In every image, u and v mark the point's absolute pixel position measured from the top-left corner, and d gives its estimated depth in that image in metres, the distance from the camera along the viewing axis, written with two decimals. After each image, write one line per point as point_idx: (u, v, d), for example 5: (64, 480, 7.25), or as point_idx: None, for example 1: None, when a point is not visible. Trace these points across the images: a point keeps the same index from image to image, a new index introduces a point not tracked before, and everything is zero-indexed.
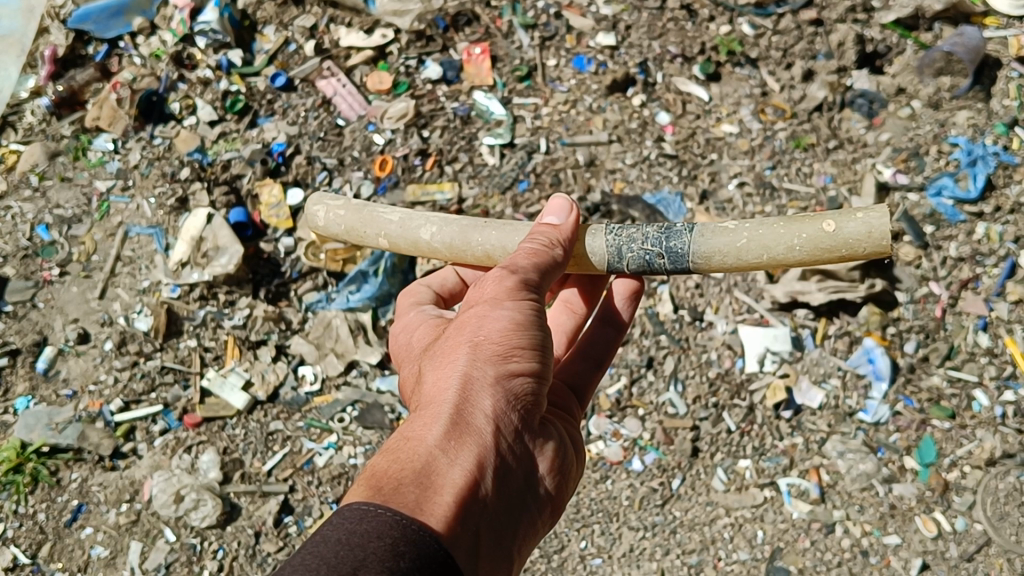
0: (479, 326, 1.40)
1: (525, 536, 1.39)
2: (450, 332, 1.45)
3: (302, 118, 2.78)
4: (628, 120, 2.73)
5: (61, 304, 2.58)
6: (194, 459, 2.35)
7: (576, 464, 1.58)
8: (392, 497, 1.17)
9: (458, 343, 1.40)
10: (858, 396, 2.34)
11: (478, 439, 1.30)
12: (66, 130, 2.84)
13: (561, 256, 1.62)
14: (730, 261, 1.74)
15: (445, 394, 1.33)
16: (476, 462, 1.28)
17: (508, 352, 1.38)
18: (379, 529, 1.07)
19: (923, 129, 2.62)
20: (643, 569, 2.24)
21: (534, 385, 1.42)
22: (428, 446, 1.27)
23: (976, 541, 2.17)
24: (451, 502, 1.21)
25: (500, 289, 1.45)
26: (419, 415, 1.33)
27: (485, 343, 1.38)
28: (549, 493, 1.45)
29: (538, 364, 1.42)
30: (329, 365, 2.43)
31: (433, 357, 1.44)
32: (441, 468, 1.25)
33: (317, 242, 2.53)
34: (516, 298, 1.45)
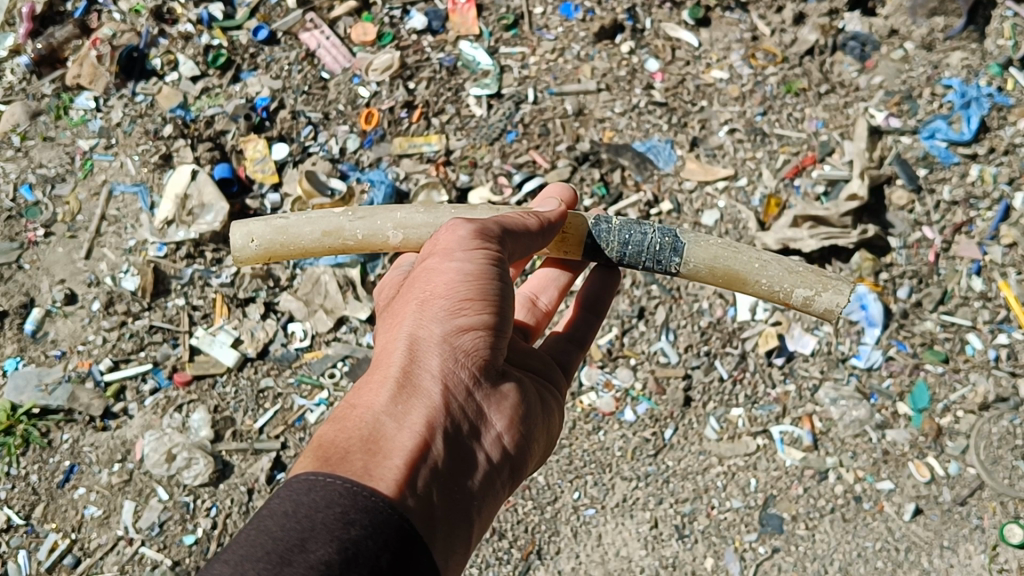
0: (428, 281, 1.38)
1: (488, 495, 1.36)
2: (402, 292, 1.41)
3: (285, 72, 2.74)
4: (617, 67, 2.70)
5: (47, 265, 2.55)
6: (185, 418, 2.33)
7: (545, 419, 1.54)
8: (339, 464, 1.14)
9: (407, 300, 1.38)
10: (850, 341, 2.33)
11: (426, 401, 1.29)
12: (47, 89, 2.80)
13: (534, 227, 1.59)
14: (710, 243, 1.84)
15: (392, 357, 1.32)
16: (425, 423, 1.27)
17: (458, 306, 1.33)
18: (328, 499, 1.06)
19: (917, 71, 2.61)
20: (636, 518, 2.22)
21: (491, 340, 1.38)
22: (375, 413, 1.25)
23: (969, 485, 2.17)
24: (402, 465, 1.19)
25: (452, 240, 1.41)
26: (367, 381, 1.31)
27: (433, 300, 1.35)
28: (515, 453, 1.42)
29: (495, 316, 1.38)
30: (319, 322, 2.42)
31: (387, 316, 1.42)
32: (389, 433, 1.23)
33: (303, 197, 2.51)
34: (470, 251, 1.39)
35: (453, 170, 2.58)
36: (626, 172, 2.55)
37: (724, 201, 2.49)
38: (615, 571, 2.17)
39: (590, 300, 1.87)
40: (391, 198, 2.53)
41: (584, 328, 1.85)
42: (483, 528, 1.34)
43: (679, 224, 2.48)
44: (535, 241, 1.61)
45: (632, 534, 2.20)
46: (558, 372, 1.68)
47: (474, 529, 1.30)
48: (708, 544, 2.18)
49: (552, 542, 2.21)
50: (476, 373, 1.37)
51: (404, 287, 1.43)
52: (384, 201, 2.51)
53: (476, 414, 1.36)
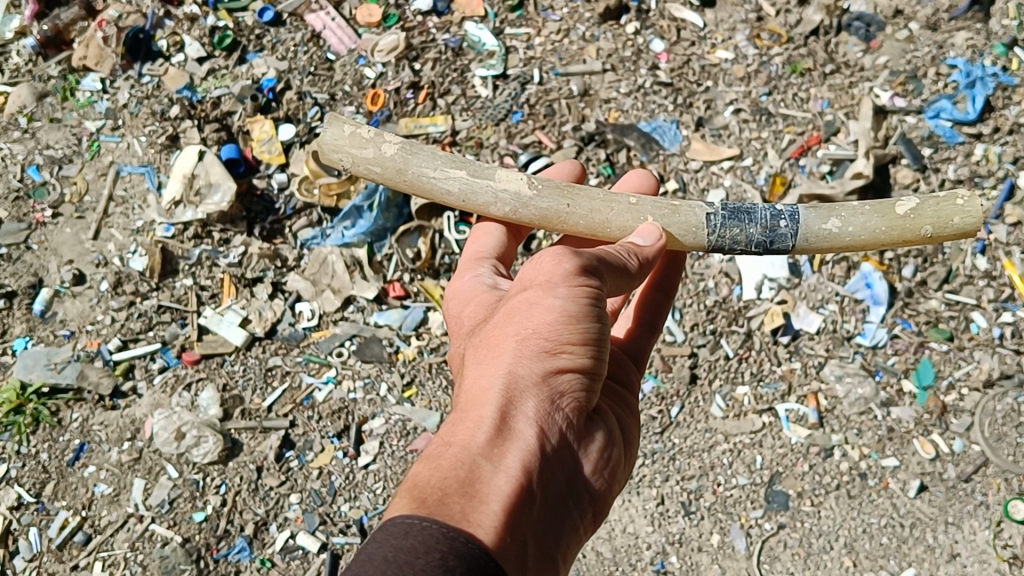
0: (526, 315, 1.29)
1: (570, 535, 1.32)
2: (495, 323, 1.34)
3: (291, 53, 2.75)
4: (622, 48, 2.70)
5: (55, 246, 2.56)
6: (193, 397, 2.35)
7: (623, 453, 1.49)
8: (437, 509, 1.10)
9: (506, 333, 1.30)
10: (855, 320, 2.34)
11: (521, 443, 1.22)
12: (53, 71, 2.81)
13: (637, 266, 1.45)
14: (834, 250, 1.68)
15: (488, 394, 1.24)
16: (522, 466, 1.21)
17: (556, 347, 1.27)
18: (426, 544, 1.01)
19: (921, 51, 2.62)
20: (643, 495, 2.23)
21: (583, 378, 1.31)
22: (472, 451, 1.19)
23: (973, 462, 2.18)
24: (500, 512, 1.14)
25: (556, 270, 1.30)
26: (461, 416, 1.25)
27: (532, 338, 1.27)
28: (593, 491, 1.38)
29: (590, 358, 1.31)
30: (326, 301, 2.44)
31: (479, 344, 1.34)
32: (486, 474, 1.17)
33: (310, 177, 2.51)
34: (576, 284, 1.29)
35: (459, 151, 2.60)
36: (632, 153, 2.55)
37: (729, 180, 2.50)
38: (622, 547, 2.19)
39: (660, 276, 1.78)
40: None
41: (656, 308, 1.76)
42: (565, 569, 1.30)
43: None
44: (632, 283, 1.46)
45: (639, 511, 2.22)
46: (625, 391, 1.61)
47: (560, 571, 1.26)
48: (714, 521, 2.19)
49: None
50: (567, 414, 1.31)
51: (498, 316, 1.35)
52: None
53: (563, 454, 1.31)
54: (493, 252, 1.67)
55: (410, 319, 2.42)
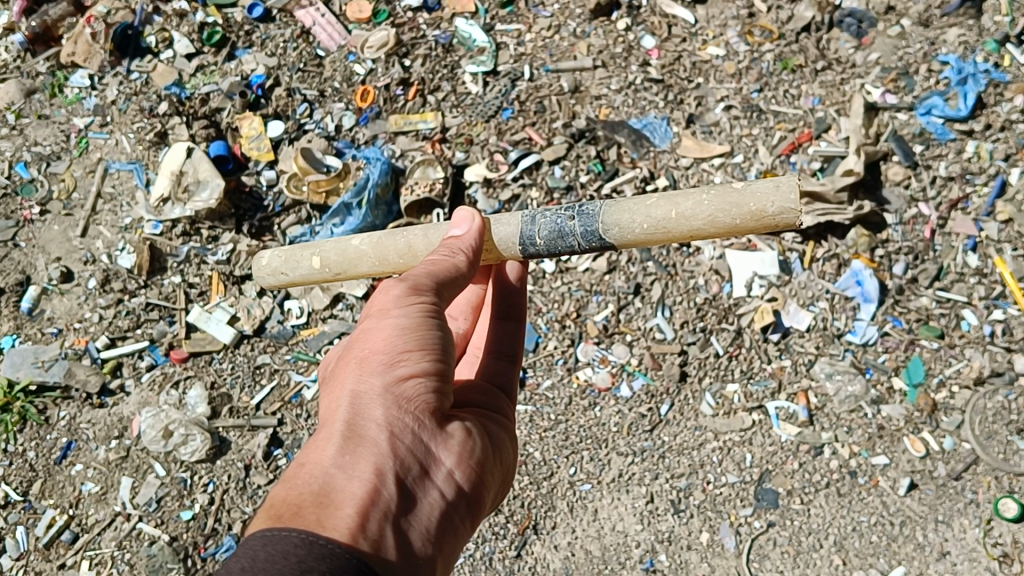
0: (365, 340, 1.31)
1: (451, 541, 1.27)
2: (342, 356, 1.34)
3: (280, 49, 2.75)
4: (613, 44, 2.69)
5: (43, 243, 2.56)
6: (181, 395, 2.33)
7: (503, 460, 1.45)
8: (291, 519, 1.08)
9: (348, 361, 1.30)
10: (846, 317, 2.33)
11: (375, 448, 1.20)
12: (42, 67, 2.82)
13: (465, 262, 1.43)
14: (640, 227, 1.42)
15: (334, 415, 1.23)
16: (377, 470, 1.19)
17: (396, 358, 1.27)
18: (283, 550, 1.01)
19: (914, 48, 2.60)
20: (632, 493, 2.23)
21: (435, 385, 1.30)
22: (325, 465, 1.17)
23: (964, 460, 2.18)
24: (356, 513, 1.12)
25: (388, 297, 1.34)
26: (314, 442, 1.23)
27: (371, 356, 1.28)
28: (474, 495, 1.33)
29: (436, 363, 1.30)
30: (315, 299, 2.41)
31: (328, 383, 1.34)
32: (340, 484, 1.15)
33: (298, 174, 2.50)
34: (406, 304, 1.32)
35: (450, 147, 2.58)
36: (622, 149, 2.54)
37: (719, 177, 2.49)
38: (611, 546, 2.18)
39: (502, 306, 1.69)
40: (387, 173, 2.48)
41: (512, 339, 1.66)
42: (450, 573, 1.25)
43: None
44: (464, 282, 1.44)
45: (628, 509, 2.21)
46: (500, 405, 1.55)
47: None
48: (704, 519, 2.18)
49: (549, 517, 2.23)
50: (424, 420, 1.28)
51: (347, 349, 1.35)
52: (381, 175, 2.46)
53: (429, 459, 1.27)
54: None
55: None
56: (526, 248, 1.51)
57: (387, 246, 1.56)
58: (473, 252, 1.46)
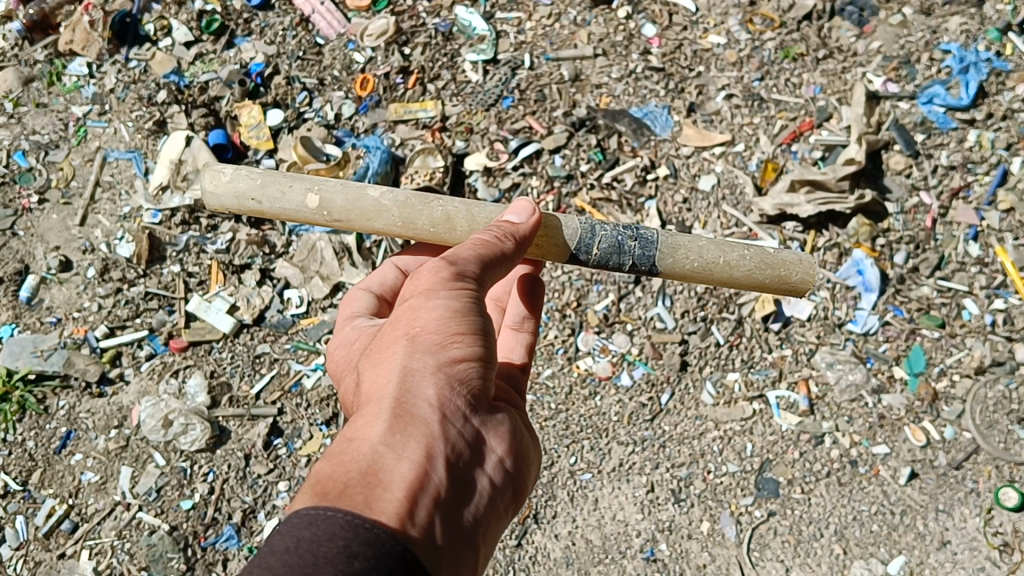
0: (413, 317, 1.30)
1: (487, 525, 1.28)
2: (385, 331, 1.33)
3: (279, 37, 2.73)
4: (614, 32, 2.68)
5: (41, 232, 2.55)
6: (181, 384, 2.33)
7: (534, 448, 1.47)
8: (339, 498, 1.07)
9: (396, 335, 1.29)
10: (847, 307, 2.32)
11: (423, 429, 1.20)
12: (39, 55, 2.80)
13: (515, 248, 1.45)
14: (690, 263, 1.67)
15: (383, 391, 1.23)
16: (424, 453, 1.18)
17: (446, 340, 1.26)
18: (330, 532, 1.00)
19: (915, 36, 2.59)
20: (632, 483, 2.22)
21: (479, 370, 1.29)
22: (372, 443, 1.17)
23: (965, 450, 2.18)
24: (404, 496, 1.12)
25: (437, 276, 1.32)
26: (358, 417, 1.23)
27: (421, 334, 1.26)
28: (506, 480, 1.34)
29: (483, 349, 1.30)
30: (315, 288, 2.41)
31: (371, 356, 1.33)
32: (388, 465, 1.15)
33: (299, 162, 2.49)
34: (455, 286, 1.31)
35: (449, 136, 2.57)
36: (623, 138, 2.54)
37: (720, 166, 2.48)
38: (611, 535, 2.18)
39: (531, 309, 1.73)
40: (386, 162, 2.48)
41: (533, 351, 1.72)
42: (483, 558, 1.26)
43: (676, 190, 2.47)
44: (510, 266, 1.46)
45: (629, 498, 2.21)
46: (520, 398, 1.57)
47: (477, 561, 1.23)
48: (704, 508, 2.18)
49: (549, 506, 2.22)
50: (467, 404, 1.28)
51: (390, 322, 1.34)
52: (380, 165, 2.46)
53: (470, 441, 1.28)
54: (366, 312, 1.66)
55: None
56: (578, 255, 1.65)
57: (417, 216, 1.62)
58: (525, 240, 1.49)
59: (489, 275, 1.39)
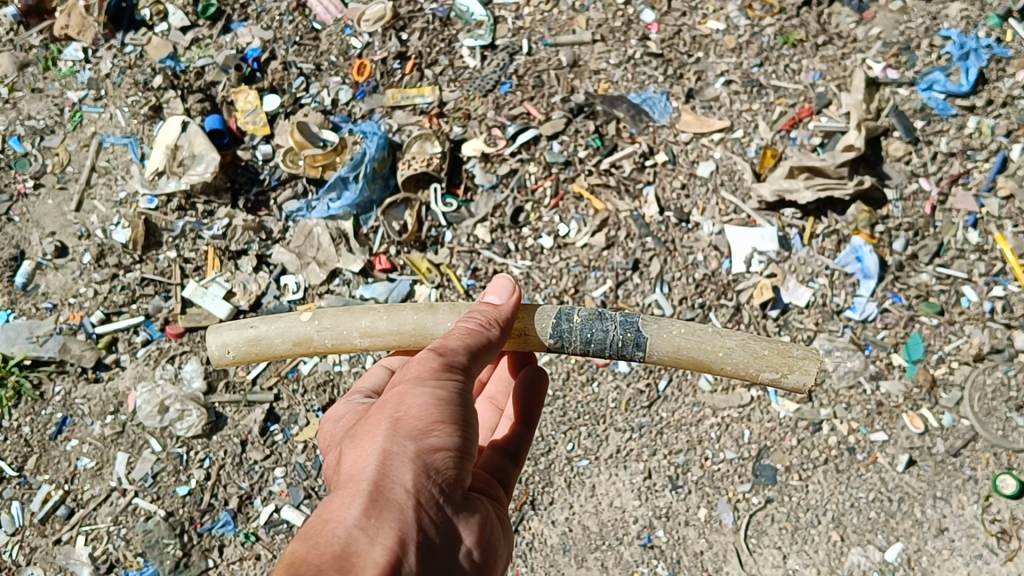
0: (398, 404, 1.31)
1: None
2: (370, 415, 1.34)
3: (276, 22, 2.72)
4: (612, 18, 2.67)
5: (37, 217, 2.54)
6: (177, 369, 2.32)
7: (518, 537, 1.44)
8: None
9: (379, 420, 1.30)
10: (845, 294, 2.31)
11: (400, 515, 1.19)
12: (35, 39, 2.79)
13: (498, 335, 1.45)
14: (676, 330, 1.56)
15: (362, 474, 1.23)
16: (400, 538, 1.18)
17: (428, 427, 1.27)
18: None
19: (915, 22, 2.58)
20: (629, 469, 2.22)
21: (460, 460, 1.29)
22: (346, 526, 1.17)
23: (962, 437, 2.17)
24: None
25: (423, 367, 1.34)
26: (335, 497, 1.22)
27: (403, 421, 1.28)
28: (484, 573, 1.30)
29: (463, 439, 1.30)
30: (312, 274, 2.40)
31: (353, 440, 1.33)
32: (360, 549, 1.15)
33: (296, 148, 2.48)
34: (440, 377, 1.33)
35: (446, 122, 2.56)
36: (622, 124, 2.52)
37: (719, 152, 2.47)
38: (608, 522, 2.18)
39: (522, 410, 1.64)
40: (384, 148, 2.45)
41: (519, 442, 1.61)
42: None
43: (675, 176, 2.45)
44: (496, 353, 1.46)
45: (626, 485, 2.20)
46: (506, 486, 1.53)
47: None
48: (701, 495, 2.18)
49: (546, 493, 2.22)
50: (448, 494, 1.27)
51: (374, 411, 1.35)
52: (377, 150, 2.43)
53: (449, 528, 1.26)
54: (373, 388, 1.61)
55: (397, 292, 2.37)
56: (560, 322, 1.57)
57: (399, 314, 1.60)
58: (507, 325, 1.48)
59: (477, 362, 1.41)
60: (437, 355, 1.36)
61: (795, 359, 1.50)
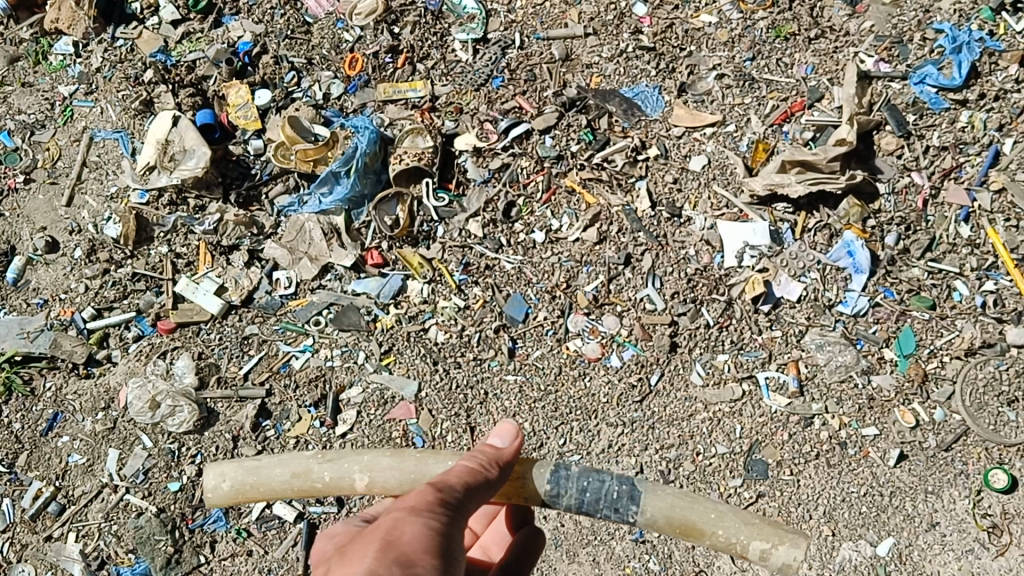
0: (390, 529, 1.24)
1: None
2: (357, 540, 1.26)
3: (267, 16, 2.71)
4: (604, 11, 2.66)
5: (28, 212, 2.56)
6: (169, 364, 2.31)
7: None
8: None
9: (369, 542, 1.23)
10: (837, 288, 2.31)
11: None
12: (25, 33, 2.79)
13: (496, 475, 1.44)
14: (670, 499, 1.69)
15: None
16: None
17: (421, 554, 1.20)
18: None
19: (908, 16, 2.54)
20: (620, 463, 2.23)
21: None
22: None
23: (954, 431, 2.18)
24: None
25: (421, 500, 1.30)
26: None
27: (394, 545, 1.21)
28: None
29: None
30: (304, 269, 2.40)
31: (335, 564, 1.24)
32: None
33: (287, 143, 2.46)
34: (436, 511, 1.29)
35: (439, 117, 2.57)
36: (614, 118, 2.52)
37: (711, 146, 2.47)
38: (600, 516, 2.19)
39: (517, 549, 1.72)
40: (375, 143, 2.44)
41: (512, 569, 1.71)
42: None
43: (667, 170, 2.46)
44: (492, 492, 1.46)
45: None
46: None
47: None
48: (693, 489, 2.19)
49: None
50: None
51: (361, 536, 1.29)
52: (369, 146, 2.42)
53: None
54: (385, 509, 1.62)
55: (388, 287, 2.38)
56: (558, 471, 1.73)
57: (404, 458, 1.54)
58: (507, 465, 1.47)
59: (471, 502, 1.38)
60: (438, 486, 1.33)
61: (788, 534, 1.63)
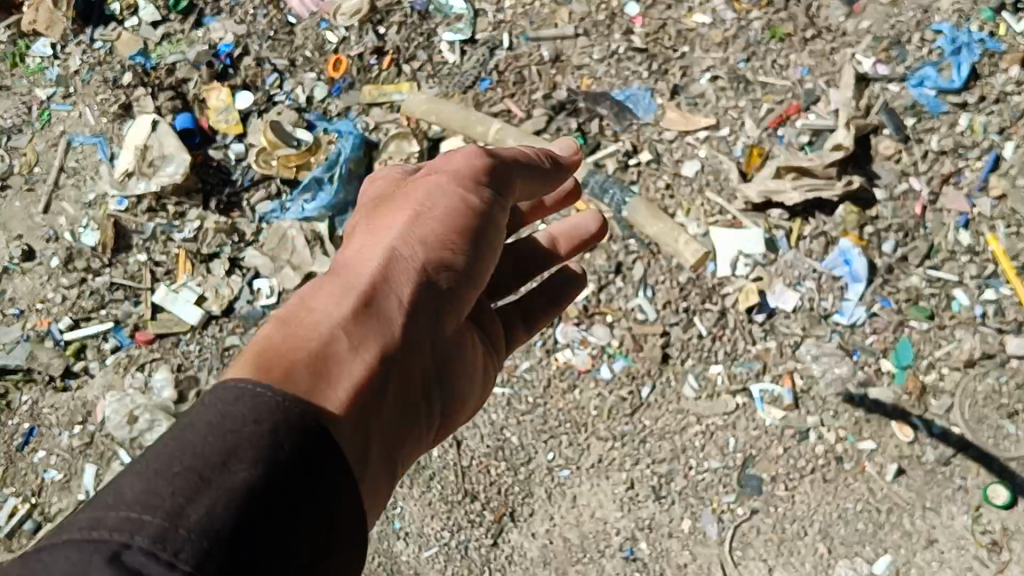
0: (428, 197, 1.24)
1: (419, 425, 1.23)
2: (391, 203, 1.27)
3: (250, 16, 2.64)
4: (595, 11, 2.59)
5: (3, 219, 2.52)
6: (147, 378, 2.25)
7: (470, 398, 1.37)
8: (284, 376, 0.97)
9: (403, 208, 1.24)
10: (833, 297, 2.24)
11: (385, 327, 1.12)
12: (3, 35, 2.76)
13: (548, 167, 1.48)
14: None
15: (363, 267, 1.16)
16: (380, 352, 1.11)
17: (447, 238, 1.21)
18: (256, 412, 0.89)
19: (906, 16, 2.47)
20: (611, 479, 2.17)
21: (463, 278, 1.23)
22: (331, 320, 1.09)
23: (953, 445, 2.10)
24: (349, 390, 1.04)
25: (465, 166, 1.29)
26: (328, 284, 1.15)
27: (424, 218, 1.21)
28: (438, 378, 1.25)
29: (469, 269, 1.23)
30: (286, 278, 2.32)
31: (365, 223, 1.27)
32: (339, 349, 1.07)
33: (269, 147, 2.43)
34: (479, 191, 1.27)
35: (425, 119, 2.49)
36: (605, 122, 2.46)
37: (705, 151, 2.40)
38: (590, 533, 2.13)
39: None
40: (360, 148, 2.39)
41: None
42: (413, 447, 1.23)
43: (659, 175, 2.40)
44: (531, 181, 1.43)
45: (608, 495, 2.15)
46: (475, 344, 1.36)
47: (398, 465, 1.16)
48: (685, 505, 2.13)
49: (526, 504, 2.18)
50: (442, 308, 1.20)
51: (396, 200, 1.29)
52: (353, 151, 2.37)
53: (433, 327, 1.20)
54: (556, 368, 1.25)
55: None
56: None
57: None
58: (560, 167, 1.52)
59: (514, 186, 1.37)
60: (451, 239, 1.21)
61: None
